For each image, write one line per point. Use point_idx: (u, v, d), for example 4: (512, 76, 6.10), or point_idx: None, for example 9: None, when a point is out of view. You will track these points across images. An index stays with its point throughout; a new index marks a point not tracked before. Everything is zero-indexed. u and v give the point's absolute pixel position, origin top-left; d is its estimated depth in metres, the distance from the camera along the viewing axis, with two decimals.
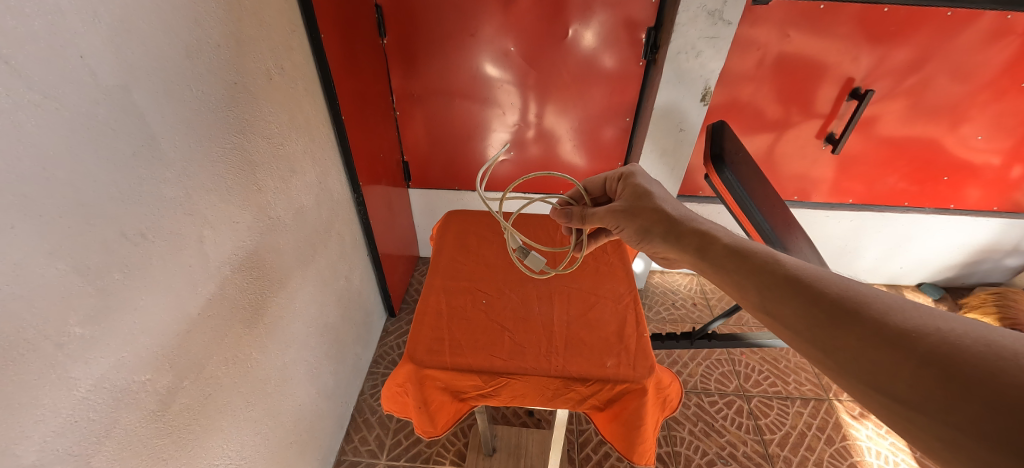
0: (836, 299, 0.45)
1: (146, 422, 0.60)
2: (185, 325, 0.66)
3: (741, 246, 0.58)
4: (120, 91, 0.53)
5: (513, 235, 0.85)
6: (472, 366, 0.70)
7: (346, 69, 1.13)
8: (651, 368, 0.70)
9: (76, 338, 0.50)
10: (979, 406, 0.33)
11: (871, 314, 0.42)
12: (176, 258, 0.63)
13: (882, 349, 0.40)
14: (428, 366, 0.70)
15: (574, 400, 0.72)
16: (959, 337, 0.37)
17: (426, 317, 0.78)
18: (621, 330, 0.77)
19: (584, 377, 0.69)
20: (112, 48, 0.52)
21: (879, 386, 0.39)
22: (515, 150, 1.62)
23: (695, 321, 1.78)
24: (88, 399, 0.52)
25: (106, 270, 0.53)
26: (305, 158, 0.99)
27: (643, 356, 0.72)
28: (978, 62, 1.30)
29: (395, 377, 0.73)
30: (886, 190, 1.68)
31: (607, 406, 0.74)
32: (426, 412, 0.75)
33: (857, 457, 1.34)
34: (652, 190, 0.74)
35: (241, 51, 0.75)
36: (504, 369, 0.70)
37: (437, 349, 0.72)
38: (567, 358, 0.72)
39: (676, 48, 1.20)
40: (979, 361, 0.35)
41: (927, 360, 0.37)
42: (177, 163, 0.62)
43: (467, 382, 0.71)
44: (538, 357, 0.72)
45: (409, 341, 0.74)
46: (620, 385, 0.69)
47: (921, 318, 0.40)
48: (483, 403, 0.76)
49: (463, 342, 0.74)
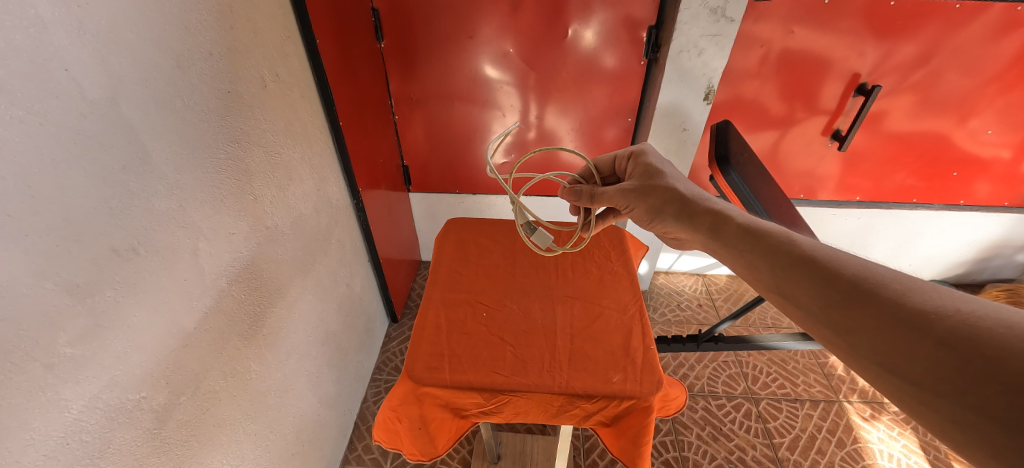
0: (852, 281, 0.44)
1: (141, 441, 0.59)
2: (180, 340, 0.64)
3: (757, 226, 0.56)
4: (107, 104, 0.52)
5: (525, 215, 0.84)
6: (473, 382, 0.68)
7: (343, 75, 1.12)
8: (657, 383, 0.69)
9: (66, 359, 0.49)
10: (993, 387, 0.32)
11: (887, 295, 0.41)
12: (169, 272, 0.62)
13: (897, 330, 0.38)
14: (427, 384, 0.68)
15: (578, 416, 0.71)
16: (975, 317, 0.36)
17: (424, 332, 0.76)
18: (627, 343, 0.75)
19: (589, 394, 0.68)
20: (98, 59, 0.50)
21: (893, 367, 0.38)
22: (516, 152, 1.60)
23: (701, 322, 1.76)
24: (80, 421, 0.51)
25: (96, 288, 0.52)
26: (302, 165, 0.98)
27: (650, 370, 0.70)
28: (986, 55, 1.27)
29: (392, 397, 0.71)
30: (894, 186, 1.65)
31: (613, 421, 0.72)
32: (427, 431, 0.73)
33: (869, 460, 1.32)
34: (665, 170, 0.73)
35: (234, 58, 0.73)
36: (506, 385, 0.68)
37: (436, 366, 0.71)
38: (571, 373, 0.70)
39: (677, 46, 1.18)
40: (993, 342, 0.33)
41: (941, 342, 0.36)
42: (169, 176, 0.61)
43: (468, 400, 0.70)
44: (542, 373, 0.70)
45: (407, 358, 0.72)
46: (625, 401, 0.68)
47: (939, 298, 0.39)
48: (485, 420, 0.75)
49: (463, 357, 0.72)
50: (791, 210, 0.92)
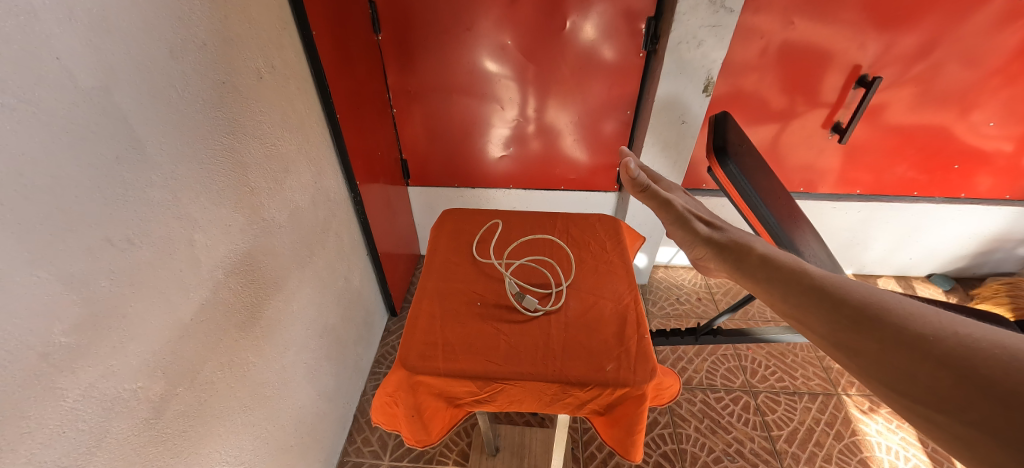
0: (858, 305, 0.41)
1: (139, 431, 0.59)
2: (176, 331, 0.65)
3: (770, 254, 0.54)
4: (100, 93, 0.51)
5: (511, 278, 0.84)
6: (466, 370, 0.69)
7: (340, 67, 1.11)
8: (651, 372, 0.69)
9: (61, 348, 0.49)
10: (984, 399, 0.30)
11: (891, 319, 0.38)
12: (165, 263, 0.62)
13: (892, 348, 0.36)
14: (420, 372, 0.68)
15: (572, 404, 0.71)
16: (974, 340, 0.33)
17: (418, 322, 0.77)
18: (622, 332, 0.75)
19: (582, 382, 0.68)
20: (90, 48, 0.50)
21: (897, 389, 0.35)
22: (515, 145, 1.59)
23: (700, 316, 1.76)
24: (77, 410, 0.51)
25: (92, 277, 0.52)
26: (299, 158, 0.98)
27: (644, 359, 0.71)
28: (989, 47, 1.26)
29: (387, 384, 0.72)
30: (895, 179, 1.64)
31: (607, 410, 0.73)
32: (421, 419, 0.73)
33: (867, 453, 1.32)
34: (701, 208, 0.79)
35: (228, 50, 0.73)
36: (499, 374, 0.68)
37: (429, 354, 0.71)
38: (564, 362, 0.70)
39: (676, 37, 1.17)
40: (993, 362, 0.31)
41: (940, 361, 0.33)
42: (164, 166, 0.61)
43: (461, 388, 0.70)
44: (535, 361, 0.70)
45: (401, 347, 0.73)
46: (619, 389, 0.68)
47: (941, 322, 0.36)
48: (479, 408, 0.75)
49: (457, 346, 0.72)
50: (780, 197, 0.96)
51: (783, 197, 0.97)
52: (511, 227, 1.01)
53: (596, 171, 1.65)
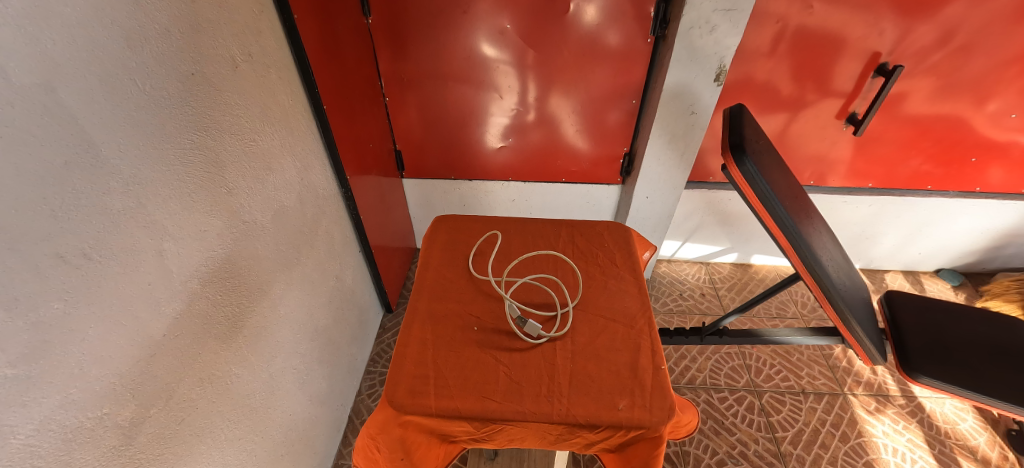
0: None
1: (107, 459, 0.54)
2: (148, 350, 0.59)
3: None
4: (42, 90, 0.44)
5: (512, 300, 0.78)
6: (461, 410, 0.64)
7: (325, 53, 1.03)
8: (668, 410, 0.65)
9: (10, 381, 0.43)
10: None
11: None
12: (129, 277, 0.56)
13: None
14: (408, 412, 0.64)
15: (579, 443, 0.69)
16: None
17: (409, 349, 0.72)
18: (635, 363, 0.71)
19: (593, 424, 0.64)
20: (25, 37, 0.42)
21: None
22: (515, 136, 1.52)
23: (703, 312, 1.73)
24: (31, 446, 0.46)
25: (42, 300, 0.46)
26: (283, 153, 0.91)
27: (660, 395, 0.67)
28: (1016, 32, 1.19)
29: (371, 423, 0.67)
30: (908, 173, 1.58)
31: (618, 448, 0.70)
32: (410, 461, 0.69)
33: (873, 455, 1.30)
34: None
35: (197, 37, 0.65)
36: (499, 414, 0.64)
37: (419, 390, 0.67)
38: (571, 398, 0.66)
39: (687, 22, 1.09)
40: None
41: None
42: (124, 170, 0.54)
43: (457, 427, 0.67)
44: (538, 398, 0.66)
45: (388, 381, 0.69)
46: (633, 430, 0.65)
47: None
48: (475, 444, 0.73)
49: (451, 381, 0.68)
50: (788, 195, 0.92)
51: (790, 195, 0.93)
52: (512, 237, 0.95)
53: (599, 163, 1.58)
